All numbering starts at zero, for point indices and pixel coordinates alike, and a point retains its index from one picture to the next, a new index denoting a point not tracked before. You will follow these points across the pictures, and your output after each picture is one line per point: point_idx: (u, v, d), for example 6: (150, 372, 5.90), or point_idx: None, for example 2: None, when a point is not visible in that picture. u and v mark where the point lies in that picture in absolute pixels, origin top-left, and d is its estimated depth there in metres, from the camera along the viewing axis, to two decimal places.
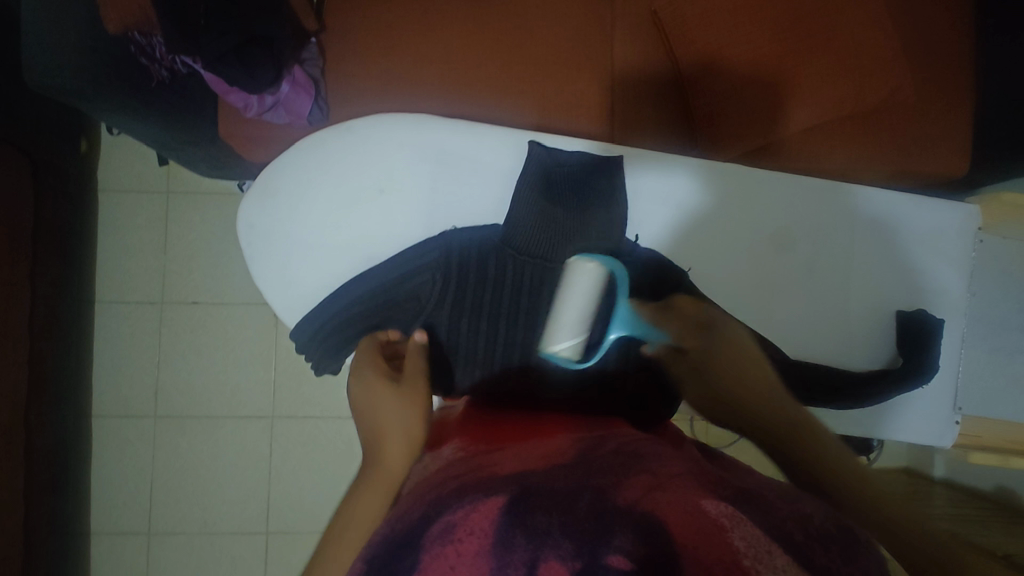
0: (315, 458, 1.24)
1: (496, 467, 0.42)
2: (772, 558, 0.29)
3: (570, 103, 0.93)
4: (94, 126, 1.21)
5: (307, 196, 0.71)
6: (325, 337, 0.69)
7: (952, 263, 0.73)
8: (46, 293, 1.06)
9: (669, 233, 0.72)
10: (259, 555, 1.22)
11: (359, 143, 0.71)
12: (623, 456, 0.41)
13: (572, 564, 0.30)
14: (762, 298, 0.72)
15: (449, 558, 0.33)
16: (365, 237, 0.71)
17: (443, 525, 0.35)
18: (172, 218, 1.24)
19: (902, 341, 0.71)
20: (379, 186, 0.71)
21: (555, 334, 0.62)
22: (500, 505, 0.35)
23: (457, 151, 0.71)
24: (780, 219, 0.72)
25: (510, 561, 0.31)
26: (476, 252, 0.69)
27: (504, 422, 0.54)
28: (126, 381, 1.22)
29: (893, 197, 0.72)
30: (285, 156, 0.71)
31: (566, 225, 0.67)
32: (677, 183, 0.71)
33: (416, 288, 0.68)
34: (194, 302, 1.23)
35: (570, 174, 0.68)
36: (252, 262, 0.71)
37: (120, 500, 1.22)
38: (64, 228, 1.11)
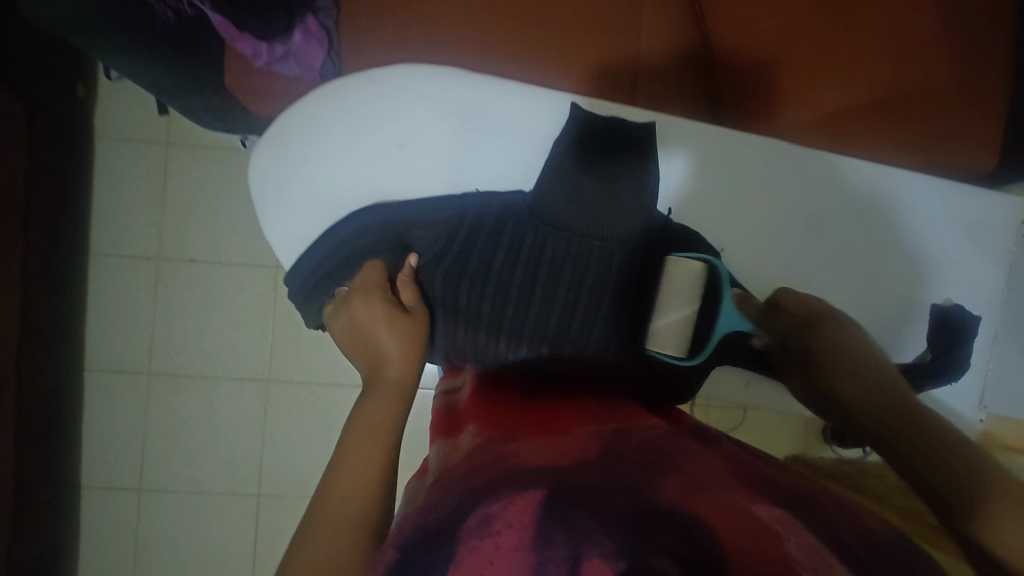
0: (311, 422, 1.22)
1: (520, 458, 0.40)
2: (830, 568, 0.30)
3: (593, 68, 0.88)
4: (91, 70, 1.16)
5: (322, 147, 0.67)
6: (318, 286, 0.66)
7: (992, 257, 0.70)
8: (39, 241, 1.02)
9: (704, 208, 0.69)
10: (250, 516, 1.21)
11: (381, 93, 0.66)
12: (653, 454, 0.41)
13: (618, 564, 0.29)
14: (792, 281, 0.69)
15: (488, 552, 0.31)
16: (383, 194, 0.67)
17: (480, 517, 0.33)
18: (171, 171, 1.19)
19: (938, 336, 0.68)
20: (400, 141, 0.67)
21: (663, 338, 0.64)
22: (537, 499, 0.34)
23: (483, 109, 0.67)
24: (818, 200, 0.69)
25: (551, 557, 0.30)
26: (493, 216, 0.67)
27: (523, 408, 0.53)
28: (120, 336, 1.19)
29: (937, 188, 0.69)
30: (301, 103, 0.66)
31: (594, 198, 0.65)
32: (716, 156, 0.68)
33: (418, 243, 0.66)
34: (192, 259, 1.20)
35: (602, 143, 0.66)
36: (260, 214, 0.67)
37: (111, 456, 1.19)
38: (58, 174, 1.07)
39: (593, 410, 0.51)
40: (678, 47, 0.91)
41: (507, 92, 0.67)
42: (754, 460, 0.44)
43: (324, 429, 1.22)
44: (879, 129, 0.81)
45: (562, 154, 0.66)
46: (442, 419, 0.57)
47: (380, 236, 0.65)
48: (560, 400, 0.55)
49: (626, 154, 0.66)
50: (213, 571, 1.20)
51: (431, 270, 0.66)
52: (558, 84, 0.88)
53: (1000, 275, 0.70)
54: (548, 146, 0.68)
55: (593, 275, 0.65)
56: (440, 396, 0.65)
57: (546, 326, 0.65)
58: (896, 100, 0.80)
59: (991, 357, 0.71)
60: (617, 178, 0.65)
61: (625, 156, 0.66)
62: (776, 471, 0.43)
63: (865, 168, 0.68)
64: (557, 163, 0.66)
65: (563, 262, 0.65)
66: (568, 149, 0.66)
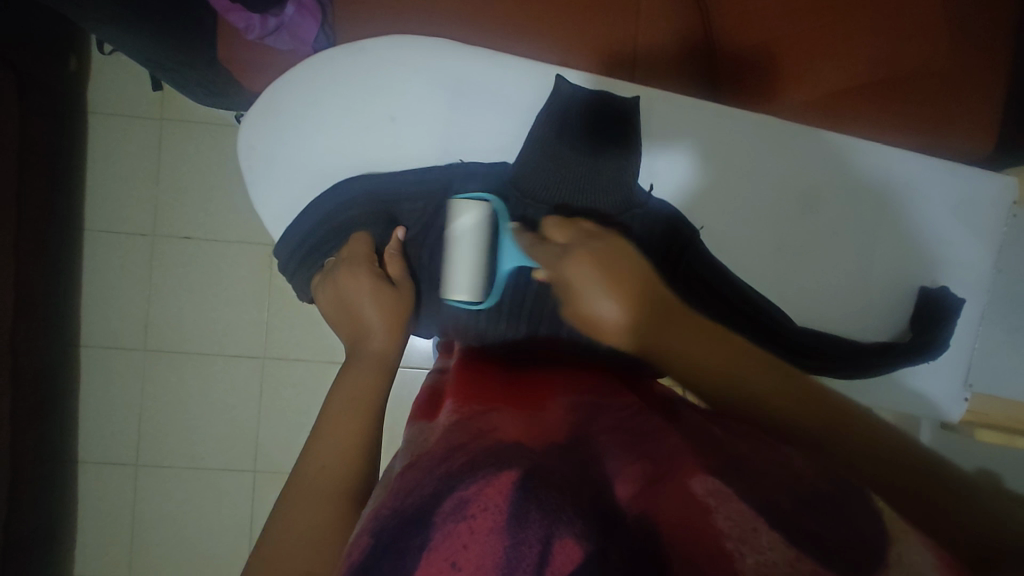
0: (306, 399, 1.22)
1: (501, 434, 0.41)
2: (758, 539, 0.30)
3: (590, 43, 0.87)
4: (84, 43, 1.15)
5: (312, 118, 0.66)
6: (307, 258, 0.67)
7: (985, 236, 0.69)
8: (32, 216, 1.02)
9: (690, 187, 0.68)
10: (247, 492, 1.22)
11: (371, 64, 0.66)
12: (624, 437, 0.41)
13: (586, 546, 0.31)
14: (784, 258, 0.69)
15: (462, 537, 0.33)
16: (374, 167, 0.67)
17: (456, 501, 0.34)
18: (165, 147, 1.19)
19: (918, 318, 0.69)
20: (390, 114, 0.66)
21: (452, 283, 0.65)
22: (512, 480, 0.34)
23: (476, 81, 0.66)
24: (809, 178, 0.68)
25: (524, 538, 0.32)
26: (478, 188, 0.67)
27: (502, 384, 0.52)
28: (115, 313, 1.19)
29: (926, 166, 0.69)
30: (290, 74, 0.66)
31: (576, 174, 0.68)
32: (704, 134, 0.68)
33: (405, 215, 0.67)
34: (186, 237, 1.19)
35: (589, 119, 0.66)
36: (251, 186, 0.67)
37: (107, 432, 1.20)
38: (50, 148, 1.06)
39: (575, 385, 0.51)
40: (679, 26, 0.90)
41: (499, 66, 0.67)
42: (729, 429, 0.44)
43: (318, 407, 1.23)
44: (876, 108, 0.81)
45: (549, 128, 0.67)
46: (426, 400, 0.57)
47: (366, 208, 0.66)
48: (542, 374, 0.55)
49: (609, 137, 0.67)
50: (208, 546, 1.22)
51: (418, 244, 0.68)
52: (554, 61, 0.87)
53: (990, 253, 0.70)
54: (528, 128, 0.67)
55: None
56: (434, 374, 0.65)
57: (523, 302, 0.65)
58: (877, 84, 0.81)
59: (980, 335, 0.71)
60: (597, 157, 0.68)
61: (607, 131, 0.67)
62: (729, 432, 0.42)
63: (858, 146, 0.68)
64: (542, 138, 0.67)
65: None
66: (555, 122, 0.67)
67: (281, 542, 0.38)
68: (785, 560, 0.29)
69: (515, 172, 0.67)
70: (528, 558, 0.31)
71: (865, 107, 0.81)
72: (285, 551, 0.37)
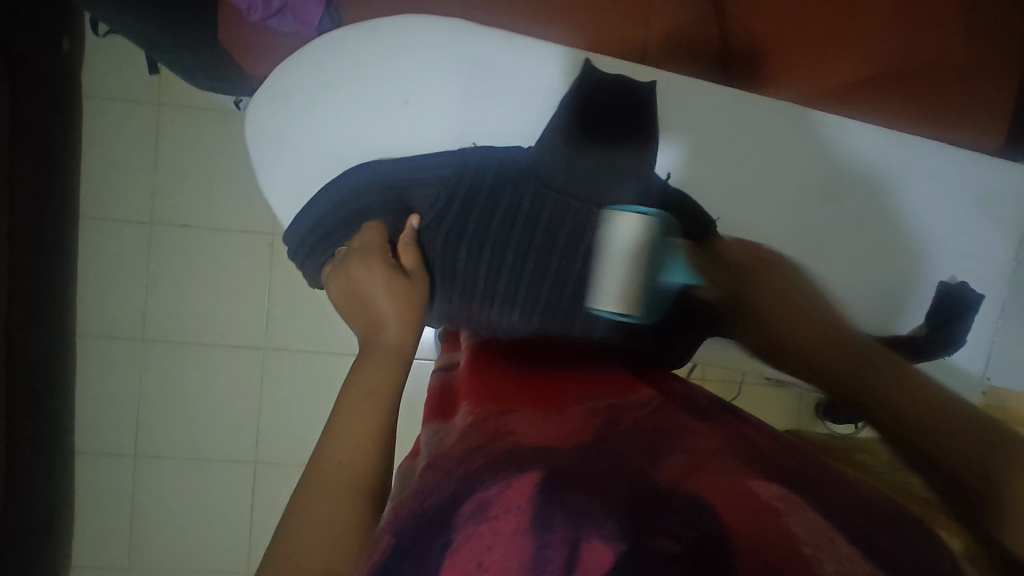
0: (308, 389, 1.21)
1: (518, 436, 0.40)
2: (835, 548, 0.30)
3: (601, 27, 0.85)
4: (78, 25, 1.12)
5: (322, 101, 0.64)
6: (314, 246, 0.64)
7: (1003, 230, 0.69)
8: (28, 203, 1.00)
9: (709, 177, 0.67)
10: (247, 484, 1.21)
11: (384, 45, 0.64)
12: (649, 433, 0.40)
13: (616, 547, 0.31)
14: (804, 250, 0.68)
15: (485, 538, 0.32)
16: (384, 151, 0.65)
17: (476, 503, 0.34)
18: (164, 132, 1.16)
19: (936, 313, 0.68)
20: (403, 96, 0.65)
21: (603, 291, 0.61)
22: (534, 482, 0.34)
23: (490, 63, 0.65)
24: (829, 168, 0.67)
25: (549, 541, 0.31)
26: (492, 174, 0.64)
27: (518, 384, 0.51)
28: (114, 302, 1.17)
29: (948, 155, 0.68)
30: (299, 56, 0.64)
31: (599, 162, 0.64)
32: (727, 124, 0.67)
33: (418, 201, 0.64)
34: (185, 225, 1.17)
35: (609, 108, 0.65)
36: (260, 170, 0.65)
37: (107, 422, 1.19)
38: (45, 134, 1.04)
39: (587, 381, 0.51)
40: (689, 20, 0.88)
41: (514, 49, 0.65)
42: (746, 429, 0.44)
43: (320, 398, 1.22)
44: (893, 100, 0.81)
45: (568, 114, 0.65)
46: (439, 400, 0.55)
47: (378, 195, 0.63)
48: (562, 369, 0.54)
49: (627, 128, 0.65)
50: (211, 536, 1.21)
51: (433, 233, 0.63)
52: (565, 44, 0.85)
53: (1008, 246, 0.69)
54: (557, 105, 0.66)
55: (587, 244, 0.62)
56: (439, 371, 0.64)
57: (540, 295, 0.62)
58: (888, 76, 0.79)
59: (999, 331, 0.70)
60: (618, 144, 0.64)
61: (626, 120, 0.65)
62: (774, 446, 0.42)
63: (882, 135, 0.67)
64: (563, 123, 0.64)
65: (564, 228, 0.63)
66: (574, 110, 0.65)
67: (300, 540, 0.37)
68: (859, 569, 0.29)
69: (532, 157, 0.65)
70: (554, 562, 0.30)
71: (877, 96, 0.80)
72: (302, 548, 0.36)
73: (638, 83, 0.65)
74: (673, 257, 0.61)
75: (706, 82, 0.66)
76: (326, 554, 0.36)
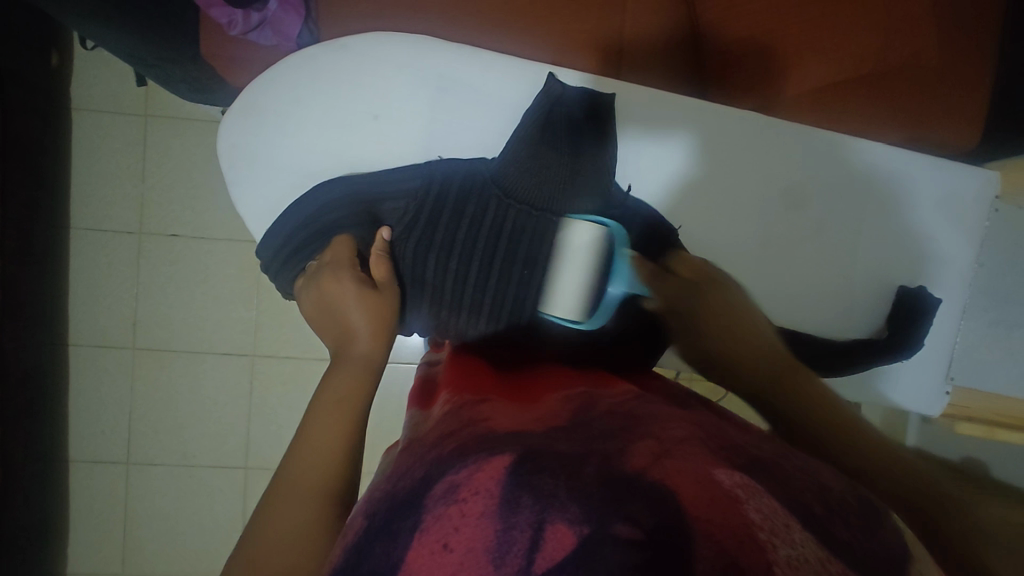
0: (297, 395, 1.23)
1: (491, 423, 0.42)
2: (790, 533, 0.31)
3: (579, 39, 0.87)
4: (66, 39, 1.13)
5: (294, 119, 0.66)
6: (286, 260, 0.65)
7: (968, 233, 0.70)
8: (16, 215, 1.01)
9: (670, 188, 0.69)
10: (238, 489, 1.23)
11: (353, 62, 0.65)
12: (622, 418, 0.42)
13: (580, 530, 0.31)
14: (768, 256, 0.69)
15: (453, 519, 0.33)
16: (355, 165, 0.66)
17: (447, 485, 0.35)
18: (151, 144, 1.17)
19: (895, 315, 0.69)
20: (373, 112, 0.66)
21: (555, 299, 0.62)
22: (504, 465, 0.35)
23: (460, 78, 0.66)
24: (793, 174, 0.69)
25: (515, 523, 0.32)
26: (460, 184, 0.66)
27: (494, 378, 0.53)
28: (103, 311, 1.18)
29: (918, 159, 0.69)
30: (270, 73, 0.65)
31: (559, 169, 0.64)
32: (689, 132, 0.68)
33: (388, 214, 0.65)
34: (173, 235, 1.19)
35: (568, 124, 0.64)
36: (234, 185, 0.66)
37: (98, 430, 1.20)
38: (32, 146, 1.05)
39: (565, 377, 0.53)
40: (664, 25, 0.88)
41: (483, 62, 0.66)
42: (722, 420, 0.46)
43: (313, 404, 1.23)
44: (853, 107, 0.84)
45: (531, 127, 0.64)
46: (422, 388, 0.57)
47: (351, 209, 0.64)
48: (536, 372, 0.55)
49: (586, 134, 0.64)
50: (203, 540, 1.22)
51: (403, 243, 0.65)
52: (541, 55, 0.86)
53: (972, 251, 0.71)
54: (518, 119, 0.67)
55: (546, 254, 0.64)
56: (424, 366, 0.65)
57: (501, 302, 0.64)
58: (865, 79, 0.83)
59: (960, 331, 0.72)
60: (579, 152, 0.64)
61: (588, 128, 0.64)
62: (745, 437, 0.42)
63: (850, 143, 0.68)
64: (524, 134, 0.65)
65: (526, 235, 0.65)
66: (535, 123, 0.65)
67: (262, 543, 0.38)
68: (817, 558, 0.30)
69: (496, 168, 0.66)
70: (518, 543, 0.31)
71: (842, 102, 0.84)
72: (265, 551, 0.37)
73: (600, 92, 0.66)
74: (620, 264, 0.63)
75: (665, 92, 0.67)
76: (292, 554, 0.37)
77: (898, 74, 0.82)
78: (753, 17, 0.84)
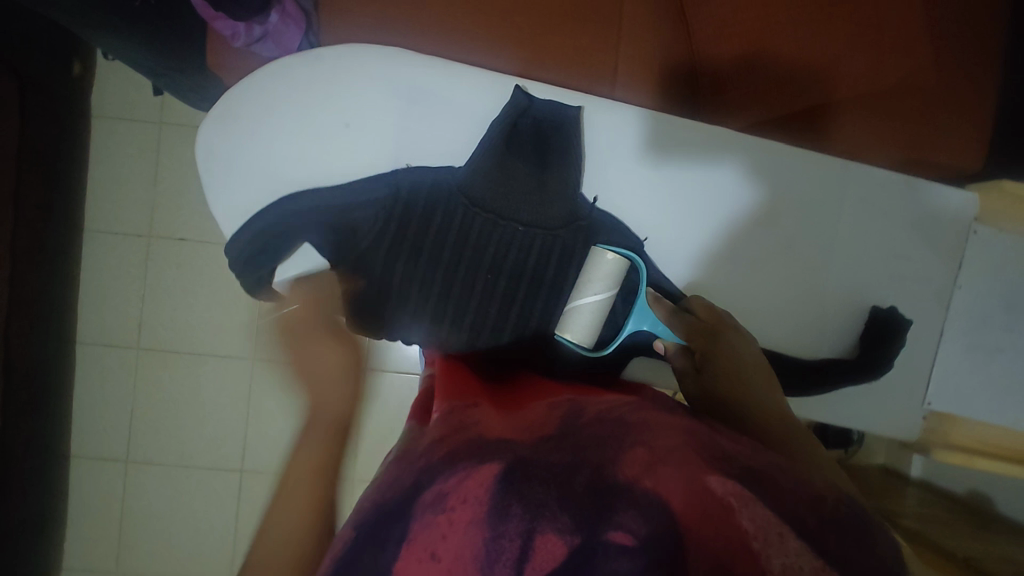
0: (293, 401, 1.24)
1: (483, 428, 0.45)
2: (784, 544, 0.32)
3: (571, 55, 0.88)
4: (90, 50, 1.18)
5: (266, 127, 0.67)
6: (253, 262, 0.65)
7: (937, 251, 0.71)
8: (32, 217, 1.05)
9: (638, 199, 0.69)
10: (232, 492, 1.24)
11: (325, 71, 0.67)
12: (613, 425, 0.44)
13: (569, 539, 0.34)
14: (737, 270, 0.70)
15: (442, 527, 0.37)
16: (326, 173, 0.67)
17: (437, 492, 0.38)
18: (164, 151, 1.22)
19: (868, 335, 0.69)
20: (344, 121, 0.67)
21: (569, 321, 0.64)
22: (493, 473, 0.38)
23: (428, 90, 0.68)
24: (760, 190, 0.69)
25: (504, 532, 0.35)
26: (428, 193, 0.67)
27: (484, 389, 0.55)
28: (113, 312, 1.22)
29: (912, 181, 0.69)
30: (242, 83, 0.67)
31: (524, 183, 0.67)
32: (655, 142, 0.69)
33: (354, 223, 0.65)
34: (181, 238, 1.22)
35: (533, 138, 0.68)
36: (207, 189, 0.68)
37: (101, 427, 1.23)
38: (53, 151, 1.09)
39: (548, 390, 0.56)
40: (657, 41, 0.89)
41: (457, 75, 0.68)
42: (702, 423, 0.46)
43: (309, 411, 1.25)
44: (835, 126, 0.85)
45: (498, 136, 0.67)
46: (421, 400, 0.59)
47: (324, 218, 0.65)
48: (521, 386, 0.58)
49: (550, 151, 0.68)
50: (195, 544, 1.24)
51: (374, 252, 0.66)
52: (536, 70, 0.87)
53: (943, 269, 0.71)
54: (486, 129, 0.68)
55: (510, 265, 0.66)
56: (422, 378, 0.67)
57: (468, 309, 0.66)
58: (850, 107, 0.84)
59: (936, 354, 0.72)
60: (546, 168, 0.68)
61: (550, 145, 0.68)
62: (742, 451, 0.41)
63: (818, 161, 0.69)
64: (491, 144, 0.67)
65: (489, 247, 0.66)
66: (505, 133, 0.67)
67: None
68: (811, 568, 0.31)
69: (463, 176, 0.67)
70: (508, 551, 0.35)
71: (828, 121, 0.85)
72: None
73: (565, 105, 0.68)
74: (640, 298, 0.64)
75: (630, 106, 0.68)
76: None
77: (885, 94, 0.83)
78: (737, 30, 0.84)
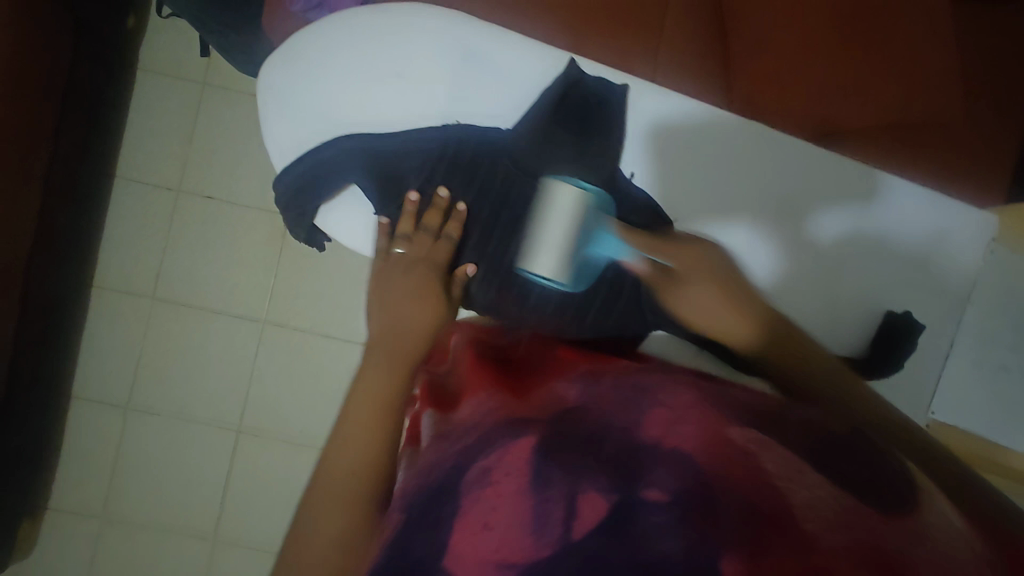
0: (298, 366, 1.26)
1: (506, 408, 0.50)
2: (804, 477, 0.40)
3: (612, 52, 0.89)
4: (146, 4, 1.21)
5: (326, 71, 0.71)
6: (302, 197, 0.72)
7: (950, 263, 0.74)
8: (69, 153, 1.08)
9: (672, 179, 0.74)
10: (227, 451, 1.25)
11: (390, 27, 0.71)
12: (627, 390, 0.50)
13: (610, 497, 0.41)
14: (774, 262, 0.73)
15: (490, 500, 0.43)
16: (377, 122, 0.71)
17: (478, 470, 0.45)
18: (203, 110, 1.25)
19: (882, 337, 0.73)
20: (401, 74, 0.71)
21: (534, 255, 0.70)
22: (531, 445, 0.45)
23: (482, 55, 0.72)
24: (788, 185, 0.74)
25: (549, 497, 0.42)
26: (473, 151, 0.72)
27: (503, 365, 0.60)
28: (133, 259, 1.24)
29: (923, 194, 0.73)
30: (311, 27, 0.71)
31: (563, 149, 0.72)
32: (692, 128, 0.74)
33: (399, 170, 0.71)
34: (209, 197, 1.25)
35: (578, 110, 0.72)
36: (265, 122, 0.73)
37: (107, 371, 1.24)
38: (98, 95, 1.12)
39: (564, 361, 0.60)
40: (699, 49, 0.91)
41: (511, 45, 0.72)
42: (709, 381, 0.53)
43: (313, 378, 1.26)
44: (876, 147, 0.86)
45: (546, 106, 0.72)
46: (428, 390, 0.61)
47: (370, 161, 0.70)
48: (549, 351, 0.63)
49: (592, 125, 0.72)
50: (185, 498, 1.24)
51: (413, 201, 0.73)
52: None
53: (959, 282, 0.74)
54: (533, 99, 0.72)
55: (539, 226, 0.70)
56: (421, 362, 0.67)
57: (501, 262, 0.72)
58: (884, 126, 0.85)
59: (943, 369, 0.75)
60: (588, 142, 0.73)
61: (593, 119, 0.72)
62: (752, 402, 0.50)
63: (838, 164, 0.74)
64: (537, 112, 0.72)
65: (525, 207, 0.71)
66: (552, 102, 0.72)
67: None
68: (828, 493, 0.39)
69: (509, 138, 0.71)
70: (556, 512, 0.41)
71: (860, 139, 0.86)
72: None
73: (611, 84, 0.73)
74: (598, 230, 0.69)
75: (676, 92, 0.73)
76: None
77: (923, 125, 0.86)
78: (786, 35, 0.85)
